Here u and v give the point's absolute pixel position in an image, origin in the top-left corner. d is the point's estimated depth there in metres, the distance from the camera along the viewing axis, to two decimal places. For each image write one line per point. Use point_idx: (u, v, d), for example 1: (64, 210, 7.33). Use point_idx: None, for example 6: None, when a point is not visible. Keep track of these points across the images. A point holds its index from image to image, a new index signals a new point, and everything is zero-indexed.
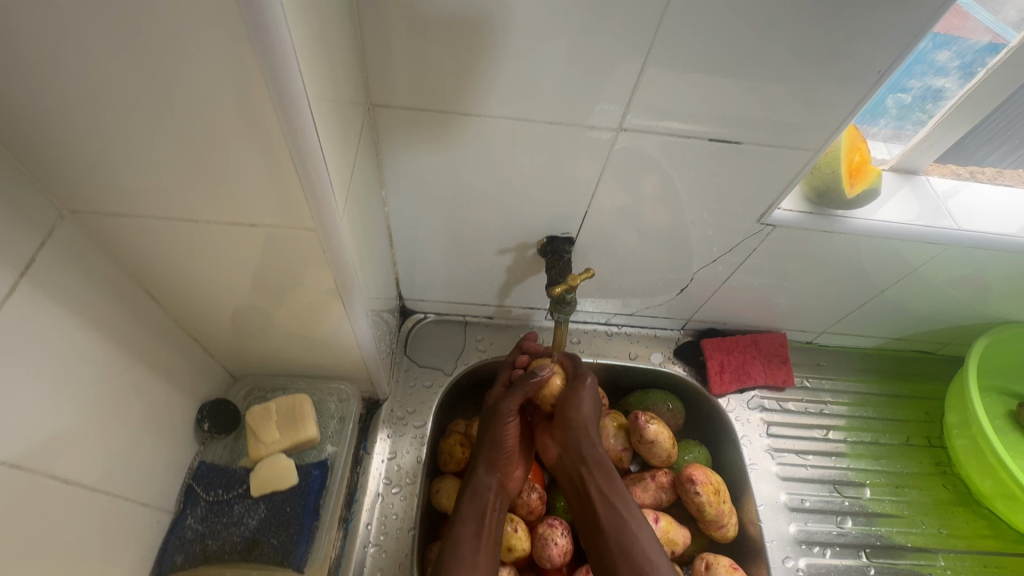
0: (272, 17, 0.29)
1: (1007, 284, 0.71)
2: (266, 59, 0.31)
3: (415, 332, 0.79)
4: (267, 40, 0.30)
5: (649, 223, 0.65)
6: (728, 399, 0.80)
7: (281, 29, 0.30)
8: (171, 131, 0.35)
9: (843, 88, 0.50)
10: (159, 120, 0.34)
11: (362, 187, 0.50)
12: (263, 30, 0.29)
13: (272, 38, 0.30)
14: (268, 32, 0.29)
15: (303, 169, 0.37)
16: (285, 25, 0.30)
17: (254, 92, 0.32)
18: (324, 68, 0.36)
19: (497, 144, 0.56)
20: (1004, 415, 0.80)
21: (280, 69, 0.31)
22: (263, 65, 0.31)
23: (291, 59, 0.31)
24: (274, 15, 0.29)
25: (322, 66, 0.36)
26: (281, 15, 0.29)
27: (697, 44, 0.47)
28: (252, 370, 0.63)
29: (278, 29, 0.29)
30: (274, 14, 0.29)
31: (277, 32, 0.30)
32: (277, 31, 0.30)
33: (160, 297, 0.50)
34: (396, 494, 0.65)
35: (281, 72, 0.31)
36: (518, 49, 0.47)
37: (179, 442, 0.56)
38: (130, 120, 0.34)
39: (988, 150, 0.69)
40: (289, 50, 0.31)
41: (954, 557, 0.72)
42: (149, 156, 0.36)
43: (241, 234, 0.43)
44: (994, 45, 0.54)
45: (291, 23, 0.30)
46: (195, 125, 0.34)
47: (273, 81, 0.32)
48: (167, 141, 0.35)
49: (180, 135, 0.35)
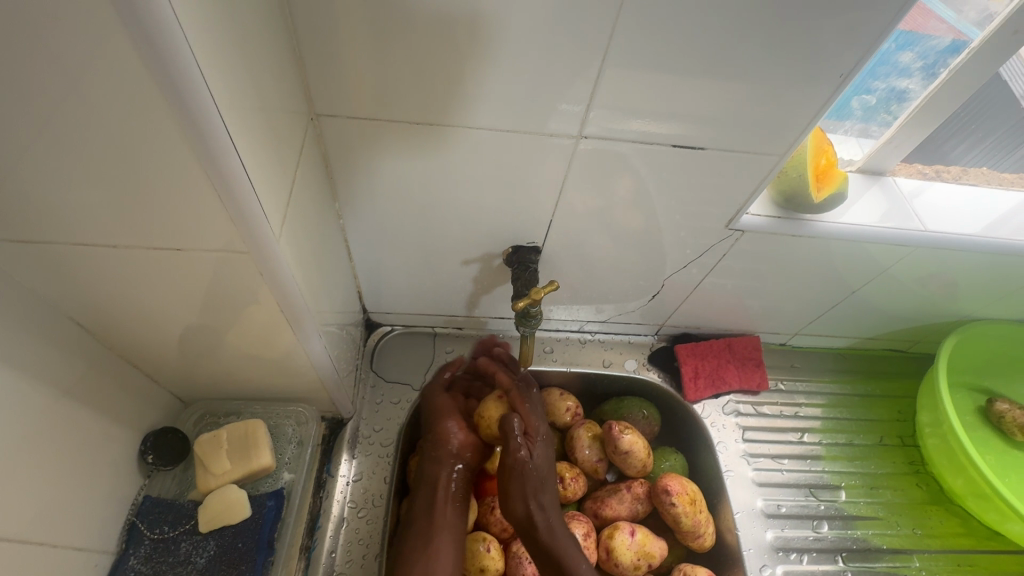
0: (165, 22, 0.26)
1: (974, 281, 0.71)
2: (160, 66, 0.28)
3: (381, 346, 0.76)
4: (164, 47, 0.27)
5: (617, 230, 0.64)
6: (703, 405, 0.79)
7: (179, 37, 0.27)
8: (68, 152, 0.31)
9: (806, 90, 0.49)
10: (52, 139, 0.31)
11: (308, 201, 0.47)
12: (158, 37, 0.27)
13: (169, 47, 0.27)
14: (163, 39, 0.27)
15: (226, 187, 0.34)
16: (183, 31, 0.27)
17: (157, 105, 0.29)
18: (242, 76, 0.34)
19: (455, 153, 0.53)
20: (974, 410, 0.81)
21: (179, 78, 0.28)
22: (157, 73, 0.28)
23: (194, 68, 0.28)
24: (167, 21, 0.26)
25: (241, 73, 0.33)
26: (176, 21, 0.27)
27: (656, 44, 0.45)
28: (202, 395, 0.60)
29: (174, 36, 0.27)
30: (168, 20, 0.26)
31: (173, 39, 0.27)
32: (174, 38, 0.27)
33: (88, 324, 0.46)
34: (362, 518, 0.63)
35: (180, 80, 0.28)
36: (472, 50, 0.45)
37: (120, 478, 0.53)
38: (17, 141, 0.31)
39: (951, 149, 0.69)
40: (190, 58, 0.28)
41: (929, 557, 0.72)
42: (50, 183, 0.33)
43: (170, 258, 0.40)
44: (957, 45, 0.54)
45: (186, 21, 0.27)
46: (96, 144, 0.31)
47: (175, 92, 0.29)
48: (66, 162, 0.32)
49: (78, 156, 0.32)
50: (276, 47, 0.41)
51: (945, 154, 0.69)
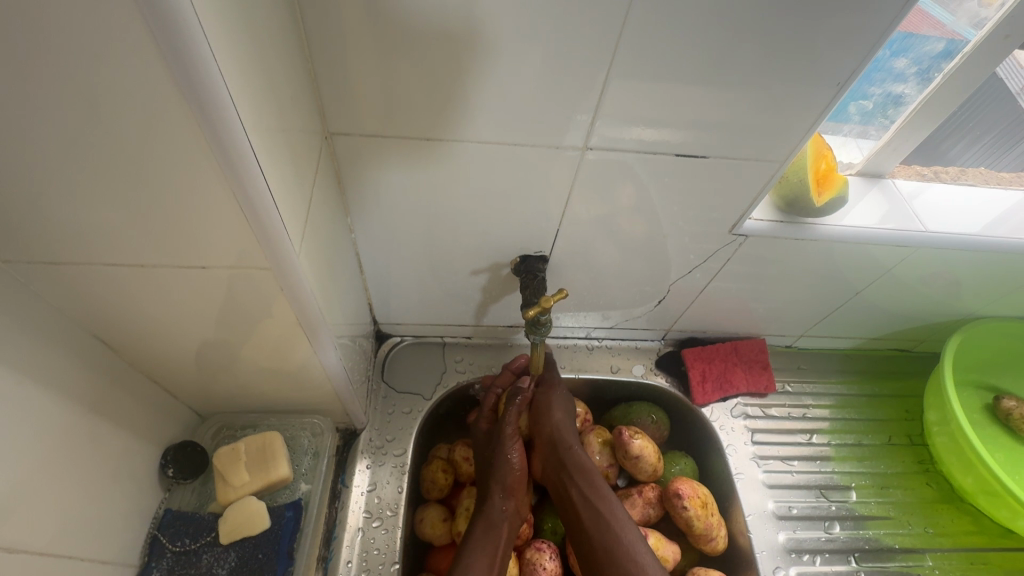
0: (198, 54, 0.28)
1: (977, 280, 0.72)
2: (191, 92, 0.29)
3: (392, 357, 0.77)
4: (197, 77, 0.29)
5: (623, 237, 0.65)
6: (711, 408, 0.79)
7: (210, 68, 0.29)
8: (102, 176, 0.33)
9: (804, 97, 0.50)
10: (88, 163, 0.32)
11: (322, 216, 0.49)
12: (191, 68, 0.28)
13: (201, 77, 0.29)
14: (196, 69, 0.28)
15: (249, 205, 0.35)
16: (214, 62, 0.29)
17: (187, 130, 0.31)
18: (264, 98, 0.35)
19: (463, 166, 0.55)
20: (982, 408, 0.81)
21: (209, 103, 0.30)
22: (188, 98, 0.29)
23: (225, 97, 0.30)
24: (201, 53, 0.28)
25: (263, 95, 0.35)
26: (208, 53, 0.28)
27: (659, 54, 0.46)
28: (219, 409, 0.61)
29: (206, 67, 0.29)
30: (201, 52, 0.28)
31: (206, 70, 0.29)
32: (207, 68, 0.29)
33: (112, 341, 0.48)
34: (378, 528, 0.63)
35: (210, 105, 0.30)
36: (480, 65, 0.46)
37: (140, 492, 0.54)
38: (53, 167, 0.32)
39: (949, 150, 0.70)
40: (221, 86, 0.30)
41: (942, 556, 0.72)
42: (81, 204, 0.35)
43: (193, 275, 0.41)
44: (949, 49, 0.56)
45: (216, 49, 0.29)
46: (128, 167, 0.33)
47: (205, 118, 0.30)
48: (97, 184, 0.33)
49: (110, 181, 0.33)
50: (292, 70, 0.42)
51: (948, 154, 0.70)
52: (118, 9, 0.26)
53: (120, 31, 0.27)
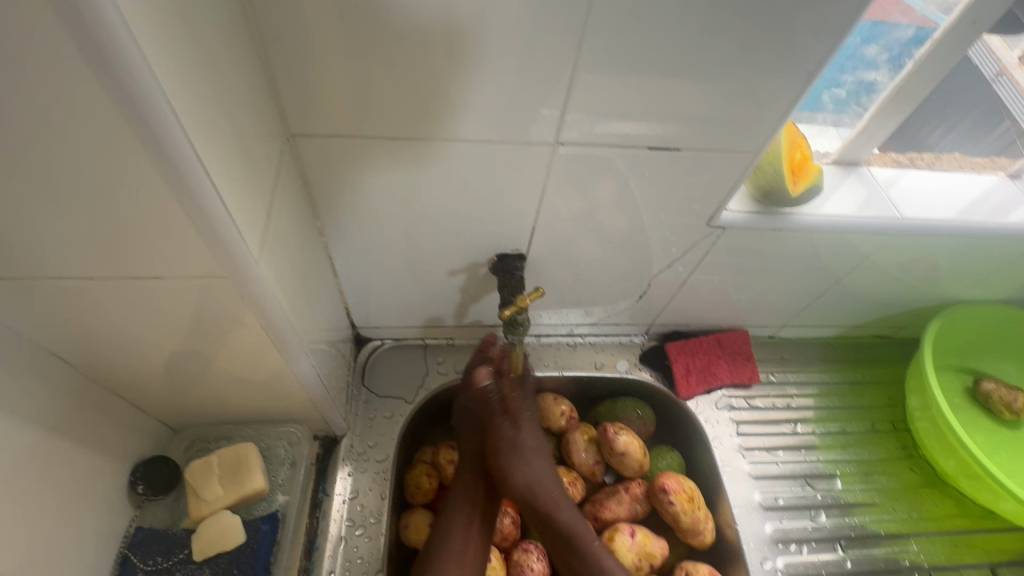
0: (129, 57, 0.26)
1: (955, 264, 0.72)
2: (122, 96, 0.27)
3: (372, 361, 0.76)
4: (130, 82, 0.27)
5: (601, 233, 0.64)
6: (696, 402, 0.79)
7: (144, 72, 0.27)
8: (39, 190, 0.31)
9: (775, 87, 0.50)
10: (22, 177, 0.30)
11: (286, 220, 0.47)
12: (122, 72, 0.27)
13: (135, 82, 0.27)
14: (128, 74, 0.27)
15: (199, 212, 0.34)
16: (148, 66, 0.27)
17: (125, 138, 0.29)
18: (209, 99, 0.34)
19: (433, 166, 0.53)
20: (962, 392, 0.82)
21: (145, 107, 0.28)
22: (120, 103, 0.28)
23: (161, 101, 0.29)
24: (132, 56, 0.26)
25: (207, 96, 0.33)
26: (141, 57, 0.27)
27: (627, 46, 0.45)
28: (192, 421, 0.59)
29: (139, 70, 0.27)
30: (132, 55, 0.26)
31: (139, 73, 0.27)
32: (140, 72, 0.27)
33: (72, 358, 0.46)
34: (361, 536, 0.62)
35: (146, 109, 0.28)
36: (444, 61, 0.45)
37: (109, 512, 0.53)
38: None
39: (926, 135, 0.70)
40: (157, 91, 0.28)
41: (926, 540, 0.73)
42: (20, 219, 0.33)
43: (149, 288, 0.40)
44: (919, 36, 0.56)
45: (147, 49, 0.27)
46: (66, 180, 0.31)
47: (143, 125, 0.29)
48: (34, 198, 0.32)
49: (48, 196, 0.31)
50: (245, 70, 0.41)
51: (929, 140, 0.70)
52: (36, 11, 0.24)
53: (40, 35, 0.25)
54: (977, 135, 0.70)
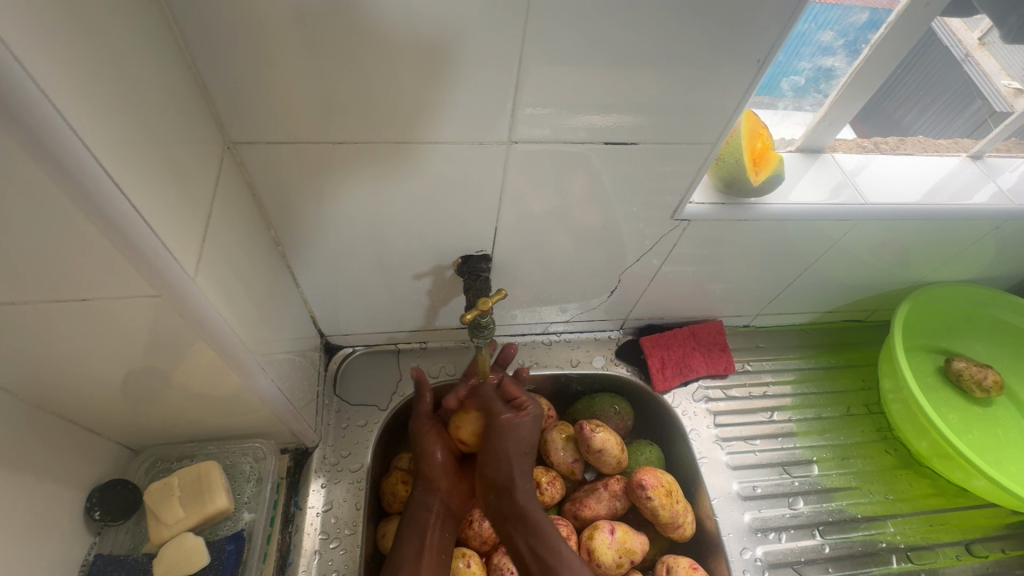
0: (13, 73, 0.24)
1: (922, 247, 0.73)
2: (16, 120, 0.26)
3: (343, 369, 0.74)
4: (16, 98, 0.25)
5: (566, 230, 0.63)
6: (673, 394, 0.79)
7: (30, 87, 0.25)
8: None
9: (728, 78, 0.49)
10: None
11: (229, 233, 0.45)
12: (4, 88, 0.25)
13: (21, 98, 0.25)
14: (12, 90, 0.25)
15: (121, 235, 0.32)
16: (34, 80, 0.25)
17: (22, 160, 0.27)
18: (121, 115, 0.32)
19: (387, 170, 0.52)
20: (934, 372, 0.83)
21: (43, 131, 0.27)
22: (15, 128, 0.26)
23: (55, 115, 0.27)
24: (14, 71, 0.25)
25: (118, 110, 0.32)
26: (25, 71, 0.25)
27: (574, 39, 0.44)
28: (152, 442, 0.57)
29: (23, 84, 0.25)
30: (13, 70, 0.24)
31: (24, 89, 0.25)
32: (25, 88, 0.25)
33: (13, 389, 0.44)
34: (335, 548, 0.61)
35: (45, 133, 0.27)
36: (386, 61, 0.43)
37: (65, 542, 0.51)
38: None
39: (890, 118, 0.70)
40: (47, 105, 0.26)
41: (902, 521, 0.74)
42: None
43: (82, 314, 0.38)
44: (874, 20, 0.55)
45: (37, 69, 0.26)
46: None
47: (42, 147, 0.27)
48: None
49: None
50: (172, 77, 0.39)
51: (903, 123, 0.71)
52: None
53: None
54: (948, 116, 0.71)
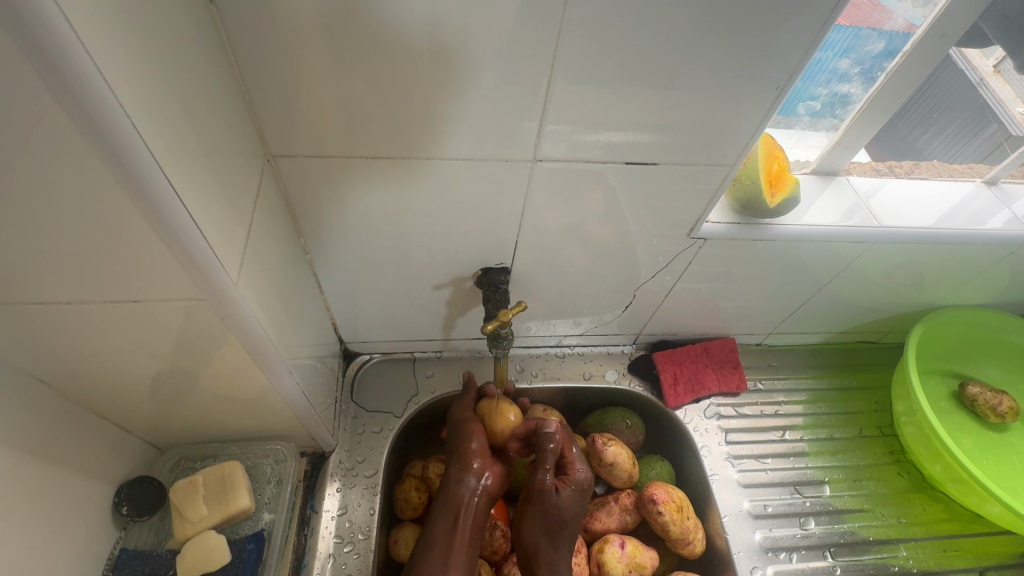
0: (96, 89, 0.27)
1: (937, 270, 0.73)
2: (94, 132, 0.28)
3: (361, 375, 0.76)
4: (93, 106, 0.27)
5: (584, 245, 0.65)
6: (685, 410, 0.79)
7: (106, 97, 0.27)
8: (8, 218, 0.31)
9: (748, 101, 0.51)
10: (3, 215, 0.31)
11: (265, 241, 0.47)
12: (85, 97, 0.27)
13: (99, 107, 0.27)
14: (91, 98, 0.27)
15: (175, 240, 0.35)
16: (111, 91, 0.28)
17: (92, 163, 0.29)
18: (180, 128, 0.34)
19: (416, 184, 0.54)
20: (948, 396, 0.83)
21: (116, 141, 0.29)
22: (93, 140, 0.28)
23: (127, 127, 0.29)
24: (96, 83, 0.27)
25: (178, 124, 0.34)
26: (106, 88, 0.27)
27: (602, 58, 0.46)
28: (177, 441, 0.59)
29: (101, 94, 0.27)
30: (94, 80, 0.27)
31: (102, 99, 0.27)
32: (103, 98, 0.27)
33: (54, 383, 0.46)
34: (349, 553, 0.62)
35: (117, 143, 0.29)
36: (421, 78, 0.45)
37: (93, 534, 0.53)
38: None
39: (914, 134, 0.70)
40: (121, 115, 0.28)
41: (915, 545, 0.73)
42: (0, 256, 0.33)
43: (129, 314, 0.40)
44: (891, 49, 0.56)
45: (116, 85, 0.28)
46: (38, 215, 0.31)
47: (115, 158, 0.29)
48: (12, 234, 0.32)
49: (17, 224, 0.31)
50: (222, 91, 0.41)
51: (917, 145, 0.71)
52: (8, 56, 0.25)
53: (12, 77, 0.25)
54: (963, 140, 0.71)
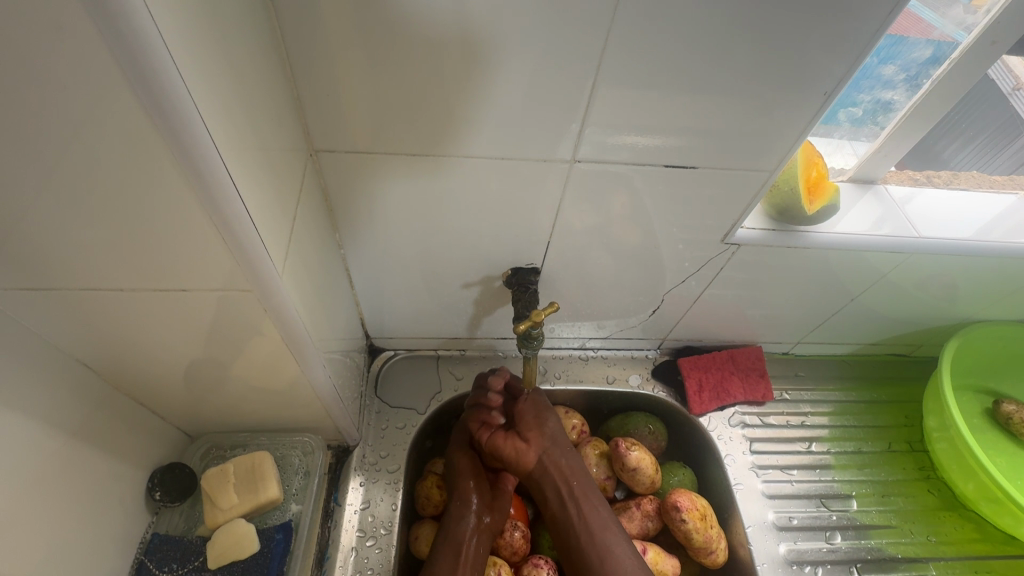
0: (169, 81, 0.27)
1: (975, 284, 0.72)
2: (165, 122, 0.29)
3: (385, 371, 0.76)
4: (164, 97, 0.28)
5: (614, 248, 0.64)
6: (709, 418, 0.78)
7: (179, 89, 0.28)
8: (69, 200, 0.31)
9: (793, 107, 0.50)
10: (66, 200, 0.31)
11: (305, 234, 0.48)
12: (156, 85, 0.27)
13: (170, 98, 0.28)
14: (163, 89, 0.27)
15: (228, 231, 0.35)
16: (183, 84, 0.28)
17: (157, 152, 0.30)
18: (238, 122, 0.35)
19: (452, 182, 0.54)
20: (981, 413, 0.80)
21: (183, 132, 0.29)
22: (162, 130, 0.29)
23: (194, 118, 0.29)
24: (169, 74, 0.27)
25: (237, 117, 0.35)
26: (179, 81, 0.28)
27: (648, 59, 0.45)
28: (208, 429, 0.60)
29: (175, 86, 0.28)
30: (168, 71, 0.27)
31: (173, 90, 0.28)
32: (175, 88, 0.28)
33: (97, 367, 0.47)
34: (371, 547, 0.63)
35: (184, 134, 0.29)
36: (465, 74, 0.46)
37: (127, 516, 0.54)
38: (30, 205, 0.31)
39: (947, 145, 0.68)
40: (191, 108, 0.29)
41: (945, 565, 0.72)
42: (58, 239, 0.34)
43: (174, 301, 0.41)
44: (937, 56, 0.55)
45: (188, 78, 0.29)
46: (102, 200, 0.32)
47: (180, 148, 0.30)
48: (72, 219, 0.33)
49: (80, 206, 0.32)
50: (273, 85, 0.42)
51: (944, 155, 0.70)
52: (89, 46, 0.25)
53: (91, 66, 0.26)
54: (994, 151, 0.70)
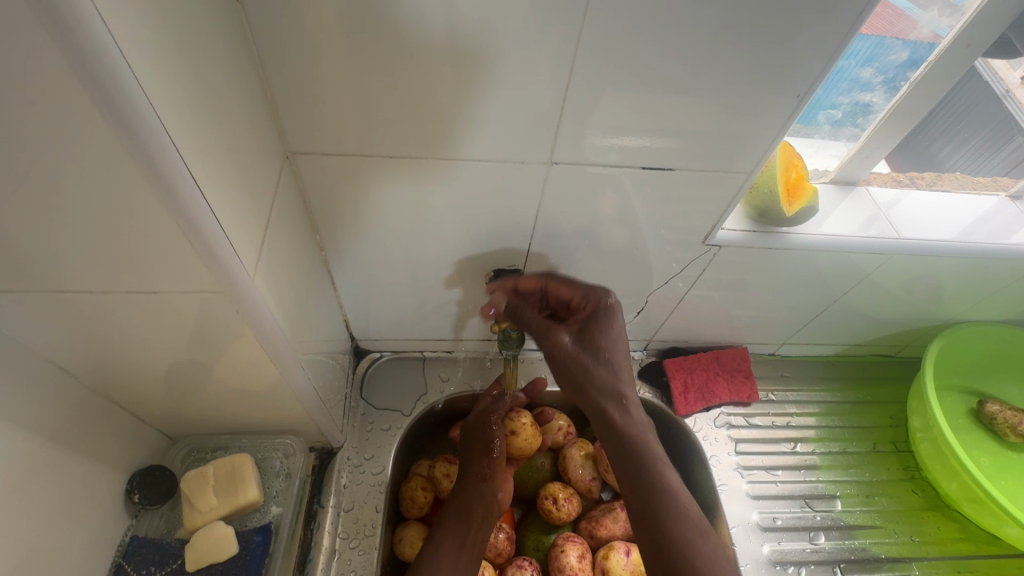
0: (126, 84, 0.27)
1: (958, 284, 0.72)
2: (124, 126, 0.29)
3: (371, 373, 0.76)
4: (122, 100, 0.28)
5: (596, 250, 0.65)
6: (694, 419, 0.79)
7: (136, 91, 0.28)
8: (33, 204, 0.31)
9: (767, 109, 0.50)
10: (30, 205, 0.31)
11: (281, 236, 0.48)
12: (115, 90, 0.27)
13: (128, 101, 0.28)
14: (120, 93, 0.28)
15: (196, 233, 0.35)
16: (141, 88, 0.28)
17: (118, 156, 0.30)
18: (204, 125, 0.35)
19: (431, 184, 0.54)
20: (966, 413, 0.81)
21: (143, 135, 0.29)
22: (122, 134, 0.29)
23: (154, 121, 0.29)
24: (125, 77, 0.27)
25: (203, 120, 0.35)
26: (136, 84, 0.28)
27: (621, 62, 0.46)
28: (190, 432, 0.60)
29: (131, 88, 0.28)
30: (124, 74, 0.27)
31: (130, 93, 0.28)
32: (133, 93, 0.28)
33: (72, 370, 0.47)
34: (354, 549, 0.63)
35: (144, 137, 0.30)
36: (439, 76, 0.46)
37: (106, 520, 0.54)
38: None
39: (940, 144, 0.69)
40: (149, 112, 0.29)
41: (929, 564, 0.72)
42: (25, 244, 0.34)
43: (147, 304, 0.41)
44: (913, 59, 0.56)
45: (145, 81, 0.29)
46: (66, 204, 0.32)
47: (141, 152, 0.30)
48: (38, 223, 0.33)
49: (45, 211, 0.32)
50: (245, 87, 0.42)
51: (938, 157, 0.71)
52: (43, 50, 0.25)
53: (47, 71, 0.26)
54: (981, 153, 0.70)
